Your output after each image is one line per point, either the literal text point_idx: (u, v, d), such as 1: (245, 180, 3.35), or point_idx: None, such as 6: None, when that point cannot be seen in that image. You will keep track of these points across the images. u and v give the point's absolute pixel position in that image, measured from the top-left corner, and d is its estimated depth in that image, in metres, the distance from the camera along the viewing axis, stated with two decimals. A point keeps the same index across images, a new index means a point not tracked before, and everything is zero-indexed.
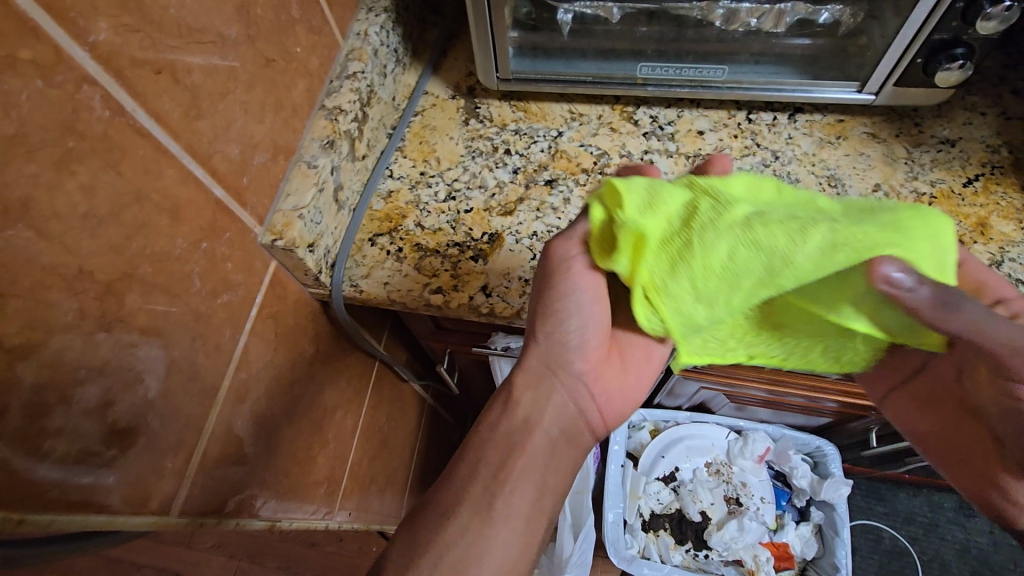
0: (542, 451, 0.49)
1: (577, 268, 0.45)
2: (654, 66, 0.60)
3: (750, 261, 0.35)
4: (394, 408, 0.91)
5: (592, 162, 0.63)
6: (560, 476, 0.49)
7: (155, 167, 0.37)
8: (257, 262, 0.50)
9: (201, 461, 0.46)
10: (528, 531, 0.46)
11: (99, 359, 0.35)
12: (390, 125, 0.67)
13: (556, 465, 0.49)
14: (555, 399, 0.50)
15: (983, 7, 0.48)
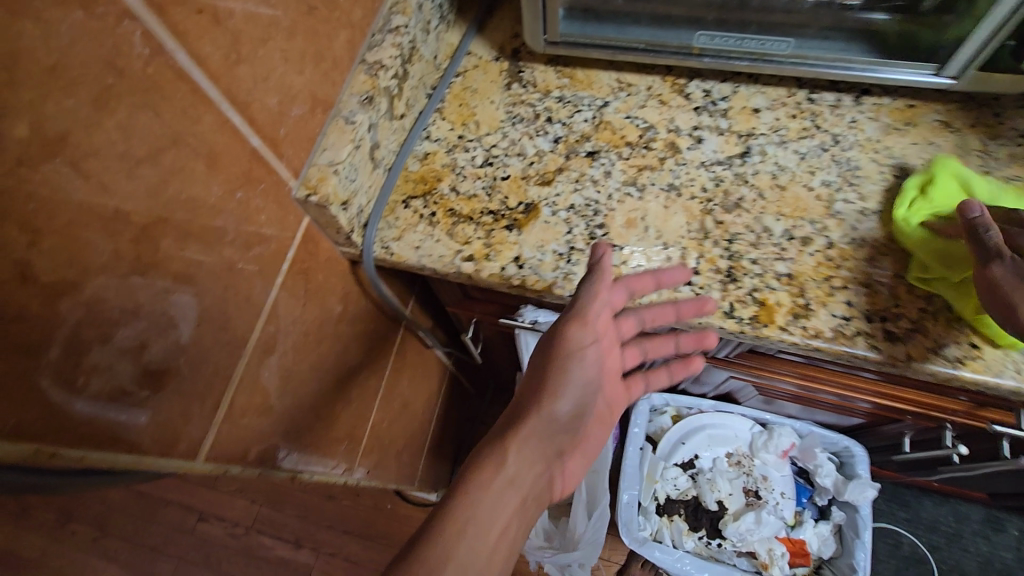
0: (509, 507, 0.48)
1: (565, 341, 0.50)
2: (714, 35, 0.56)
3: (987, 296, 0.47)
4: (416, 373, 0.91)
5: (637, 136, 0.60)
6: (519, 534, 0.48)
7: (193, 112, 0.37)
8: (290, 216, 0.49)
9: (228, 411, 0.47)
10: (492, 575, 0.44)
11: (134, 302, 0.35)
12: (431, 85, 0.65)
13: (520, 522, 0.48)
14: (532, 458, 0.51)
15: None
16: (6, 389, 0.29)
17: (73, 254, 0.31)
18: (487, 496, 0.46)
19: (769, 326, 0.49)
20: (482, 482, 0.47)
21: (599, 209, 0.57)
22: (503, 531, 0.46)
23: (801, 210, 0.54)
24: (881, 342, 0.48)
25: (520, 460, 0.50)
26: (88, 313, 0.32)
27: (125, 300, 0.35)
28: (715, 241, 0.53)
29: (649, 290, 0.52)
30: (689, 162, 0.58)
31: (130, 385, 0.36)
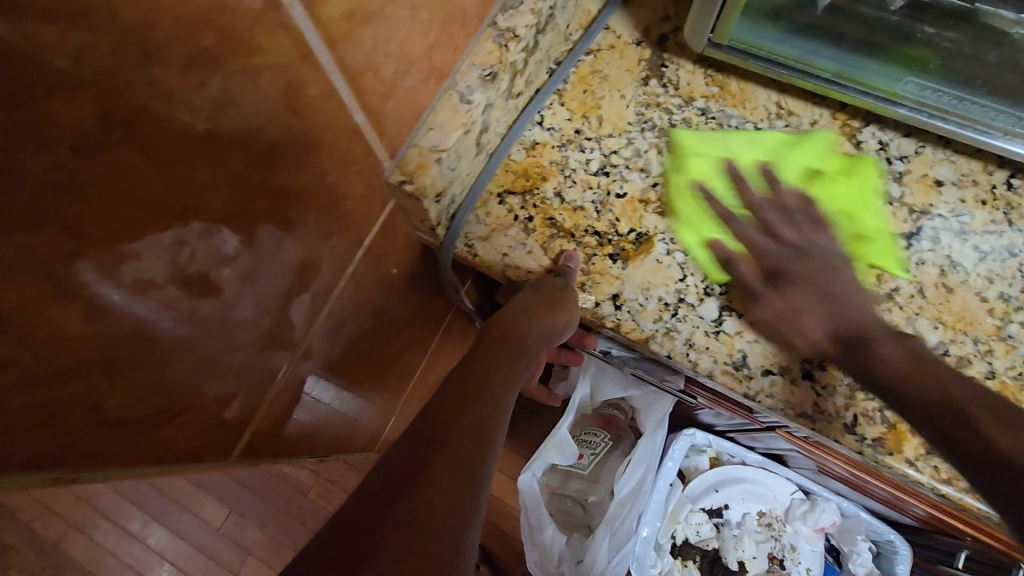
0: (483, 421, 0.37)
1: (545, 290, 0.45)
2: (927, 86, 0.45)
3: (871, 206, 0.49)
4: (456, 352, 0.86)
5: (786, 180, 0.50)
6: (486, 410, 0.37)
7: (298, 83, 0.29)
8: (376, 201, 0.43)
9: (270, 404, 0.42)
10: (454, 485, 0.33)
11: (193, 307, 0.29)
12: (555, 59, 0.55)
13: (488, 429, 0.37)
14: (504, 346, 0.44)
15: None
16: (29, 421, 0.23)
17: (135, 260, 0.24)
18: (458, 421, 0.36)
19: (894, 455, 0.43)
20: (440, 413, 0.36)
21: (722, 260, 0.48)
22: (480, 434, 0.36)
23: (965, 323, 0.45)
24: None
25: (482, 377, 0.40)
26: (138, 326, 0.26)
27: (186, 305, 0.29)
28: None
29: (762, 374, 0.45)
30: (842, 230, 0.49)
31: (174, 396, 0.31)
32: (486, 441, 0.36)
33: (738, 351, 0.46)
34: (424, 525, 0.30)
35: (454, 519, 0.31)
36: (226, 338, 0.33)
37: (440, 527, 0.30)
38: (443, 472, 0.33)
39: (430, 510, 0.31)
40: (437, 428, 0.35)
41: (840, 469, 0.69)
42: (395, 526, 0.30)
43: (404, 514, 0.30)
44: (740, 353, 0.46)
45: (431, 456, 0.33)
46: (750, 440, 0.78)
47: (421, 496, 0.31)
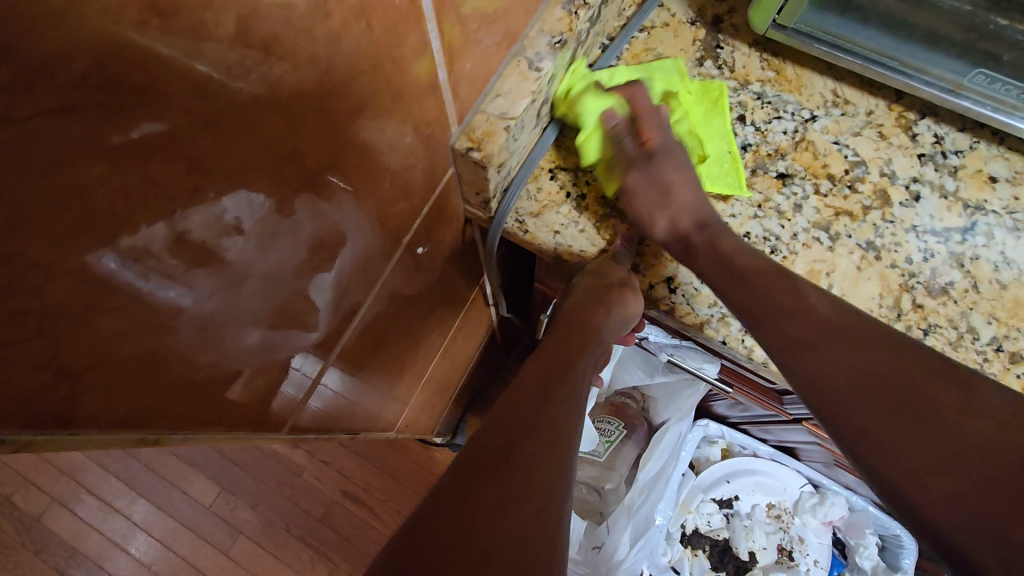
0: (557, 411, 0.36)
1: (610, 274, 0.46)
2: (995, 79, 0.45)
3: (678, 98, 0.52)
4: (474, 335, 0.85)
5: (842, 169, 0.50)
6: (562, 400, 0.37)
7: (402, 30, 0.27)
8: (438, 168, 0.40)
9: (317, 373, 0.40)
10: (526, 476, 0.30)
11: (274, 265, 0.27)
12: (609, 34, 0.53)
13: (560, 421, 0.35)
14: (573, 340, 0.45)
15: None
16: (122, 378, 0.21)
17: (240, 210, 0.23)
18: (541, 407, 0.35)
19: None
20: (522, 401, 0.36)
21: (778, 247, 0.48)
22: (562, 418, 0.36)
23: (1019, 318, 0.45)
24: None
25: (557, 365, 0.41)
26: (225, 285, 0.24)
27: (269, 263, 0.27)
28: (908, 327, 0.45)
29: None
30: (898, 222, 0.48)
31: (240, 360, 0.29)
32: (567, 431, 0.35)
33: None
34: (524, 505, 0.29)
35: (550, 501, 0.30)
36: (295, 301, 0.31)
37: (538, 507, 0.29)
38: (532, 453, 0.32)
39: (526, 488, 0.30)
40: (521, 414, 0.34)
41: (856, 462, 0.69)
42: (496, 503, 0.29)
43: (505, 491, 0.29)
44: None
45: (515, 437, 0.32)
46: (762, 432, 0.78)
47: (514, 474, 0.30)
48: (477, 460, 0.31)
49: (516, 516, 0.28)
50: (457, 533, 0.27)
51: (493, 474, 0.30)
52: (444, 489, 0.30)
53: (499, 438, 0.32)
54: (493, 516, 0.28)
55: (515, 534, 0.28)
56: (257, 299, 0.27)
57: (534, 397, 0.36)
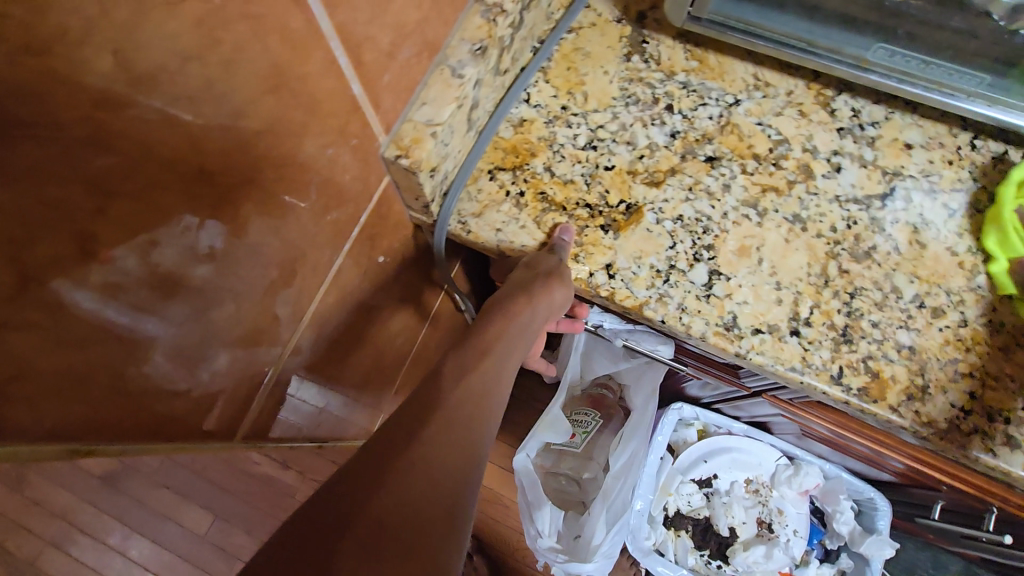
0: (479, 396, 0.35)
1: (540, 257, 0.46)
2: (895, 51, 0.48)
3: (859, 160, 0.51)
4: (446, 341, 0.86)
5: (767, 148, 0.52)
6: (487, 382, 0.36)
7: (304, 49, 0.29)
8: (372, 177, 0.42)
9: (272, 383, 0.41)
10: (434, 464, 0.31)
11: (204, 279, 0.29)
12: (538, 37, 0.56)
13: (483, 409, 0.35)
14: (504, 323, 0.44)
15: None
16: (47, 387, 0.23)
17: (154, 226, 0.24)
18: (456, 389, 0.34)
19: (878, 402, 0.44)
20: (438, 381, 0.35)
21: (710, 227, 0.50)
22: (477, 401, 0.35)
23: (939, 277, 0.47)
24: (999, 447, 0.43)
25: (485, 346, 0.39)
26: (150, 300, 0.26)
27: (198, 277, 0.28)
28: (835, 292, 0.47)
29: (752, 333, 0.47)
30: (821, 193, 0.51)
31: (178, 373, 0.31)
32: (482, 420, 0.35)
33: (728, 313, 0.47)
34: (425, 507, 0.29)
35: (452, 503, 0.30)
36: (231, 316, 0.33)
37: (440, 510, 0.30)
38: (440, 443, 0.32)
39: (427, 488, 0.30)
40: (436, 398, 0.34)
41: (823, 430, 0.71)
42: (398, 502, 0.28)
43: (408, 490, 0.29)
44: (730, 315, 0.47)
45: (424, 423, 0.32)
46: (735, 409, 0.80)
47: (416, 468, 0.30)
48: (380, 449, 0.30)
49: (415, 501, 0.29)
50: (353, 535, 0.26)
51: (397, 465, 0.30)
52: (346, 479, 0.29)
53: (406, 425, 0.32)
54: (393, 519, 0.28)
55: (409, 517, 0.28)
56: (188, 311, 0.29)
57: (452, 376, 0.35)
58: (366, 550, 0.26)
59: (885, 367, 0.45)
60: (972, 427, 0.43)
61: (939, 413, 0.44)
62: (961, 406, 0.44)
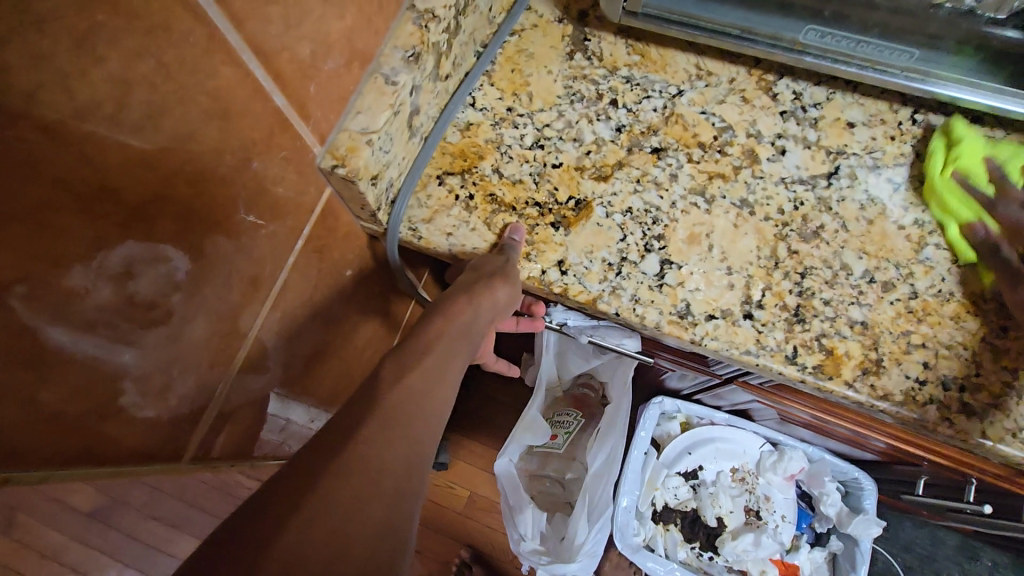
0: (413, 408, 0.35)
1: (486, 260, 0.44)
2: (824, 32, 0.48)
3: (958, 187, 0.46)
4: None
5: (711, 136, 0.53)
6: (421, 393, 0.36)
7: (206, 63, 0.29)
8: (310, 188, 0.42)
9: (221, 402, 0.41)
10: (355, 480, 0.30)
11: (124, 298, 0.29)
12: (480, 42, 0.56)
13: (418, 416, 0.35)
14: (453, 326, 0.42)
15: None
16: None
17: (51, 245, 0.24)
18: (397, 390, 0.35)
19: (834, 379, 0.44)
20: (378, 382, 0.35)
21: (659, 217, 0.50)
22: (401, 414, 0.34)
23: (887, 250, 0.48)
24: (956, 415, 0.43)
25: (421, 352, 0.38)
26: (57, 321, 0.26)
27: (115, 296, 0.28)
28: (785, 273, 0.48)
29: (705, 319, 0.47)
30: (767, 176, 0.51)
31: (108, 395, 0.30)
32: (425, 420, 0.35)
33: (681, 301, 0.47)
34: (359, 513, 0.29)
35: (390, 509, 0.31)
36: (161, 334, 0.33)
37: (376, 517, 0.30)
38: (377, 445, 0.32)
39: (354, 505, 0.29)
40: (375, 400, 0.34)
41: (804, 415, 0.71)
42: (331, 508, 0.28)
43: (342, 496, 0.29)
44: (684, 302, 0.47)
45: (361, 425, 0.32)
46: (716, 400, 0.79)
47: (351, 473, 0.30)
48: (316, 454, 0.31)
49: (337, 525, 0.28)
50: (283, 544, 0.26)
51: (331, 470, 0.30)
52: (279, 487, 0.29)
53: (343, 428, 0.32)
54: (325, 526, 0.28)
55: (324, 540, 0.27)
56: (110, 331, 0.29)
57: (392, 377, 0.35)
58: (297, 558, 0.26)
59: (840, 343, 0.45)
60: (930, 400, 0.43)
61: (896, 386, 0.44)
62: (917, 379, 0.44)
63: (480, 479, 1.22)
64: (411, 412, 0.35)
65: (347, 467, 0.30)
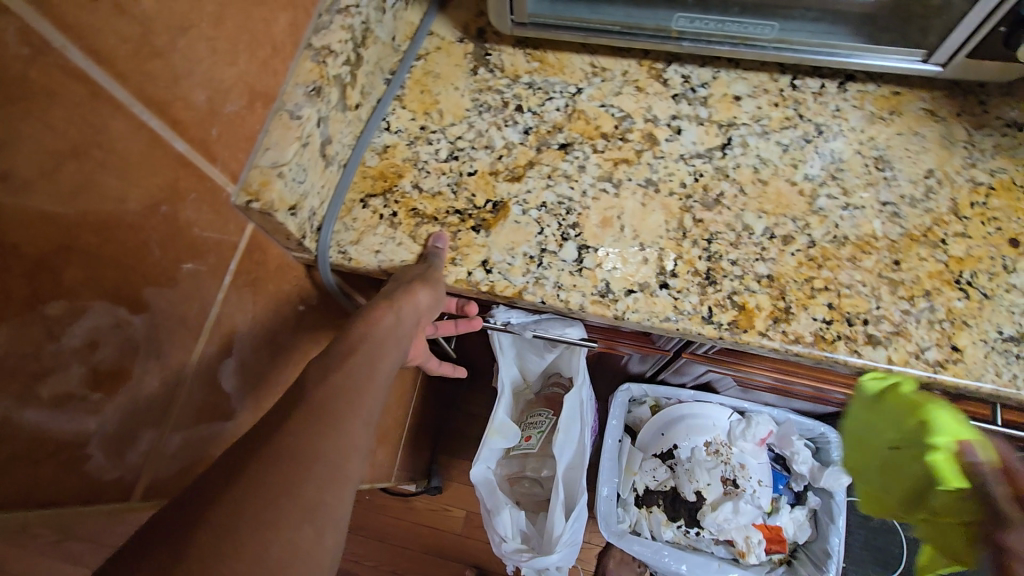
0: (339, 398, 0.36)
1: (404, 276, 0.48)
2: (693, 17, 0.52)
3: None
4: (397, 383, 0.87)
5: (613, 126, 0.56)
6: (351, 386, 0.37)
7: (96, 118, 0.32)
8: (230, 225, 0.45)
9: (183, 452, 0.45)
10: (280, 466, 0.31)
11: (76, 362, 0.33)
12: (389, 69, 0.59)
13: (345, 405, 0.36)
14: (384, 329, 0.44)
15: None
16: None
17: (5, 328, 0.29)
18: (322, 387, 0.36)
19: (748, 331, 0.47)
20: (305, 380, 0.37)
21: (572, 207, 0.53)
22: (331, 402, 0.35)
23: (783, 207, 0.51)
24: (863, 346, 0.46)
25: (348, 349, 0.39)
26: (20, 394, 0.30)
27: (72, 362, 0.33)
28: (694, 241, 0.51)
29: (625, 294, 0.49)
30: (667, 155, 0.54)
31: (61, 447, 0.33)
32: (358, 407, 0.36)
33: (601, 281, 0.50)
34: (285, 497, 0.31)
35: (318, 493, 0.32)
36: (113, 386, 0.36)
37: (303, 500, 0.31)
38: (304, 436, 0.33)
39: (277, 488, 0.31)
40: (302, 397, 0.35)
41: (763, 379, 0.71)
42: (256, 494, 0.30)
43: (268, 481, 0.31)
44: (604, 282, 0.50)
45: (289, 418, 0.34)
46: (679, 377, 0.80)
47: (276, 462, 0.31)
48: (243, 450, 0.32)
49: (259, 509, 0.30)
50: (206, 531, 0.28)
51: (256, 461, 0.31)
52: (209, 481, 0.31)
53: (271, 425, 0.34)
54: (248, 511, 0.29)
55: (248, 523, 0.29)
56: (68, 398, 0.33)
57: (317, 376, 0.37)
58: (219, 542, 0.28)
59: (751, 297, 0.48)
60: (840, 338, 0.46)
61: (807, 328, 0.47)
62: (826, 320, 0.47)
63: (473, 495, 1.22)
64: (340, 400, 0.36)
65: (271, 454, 0.32)
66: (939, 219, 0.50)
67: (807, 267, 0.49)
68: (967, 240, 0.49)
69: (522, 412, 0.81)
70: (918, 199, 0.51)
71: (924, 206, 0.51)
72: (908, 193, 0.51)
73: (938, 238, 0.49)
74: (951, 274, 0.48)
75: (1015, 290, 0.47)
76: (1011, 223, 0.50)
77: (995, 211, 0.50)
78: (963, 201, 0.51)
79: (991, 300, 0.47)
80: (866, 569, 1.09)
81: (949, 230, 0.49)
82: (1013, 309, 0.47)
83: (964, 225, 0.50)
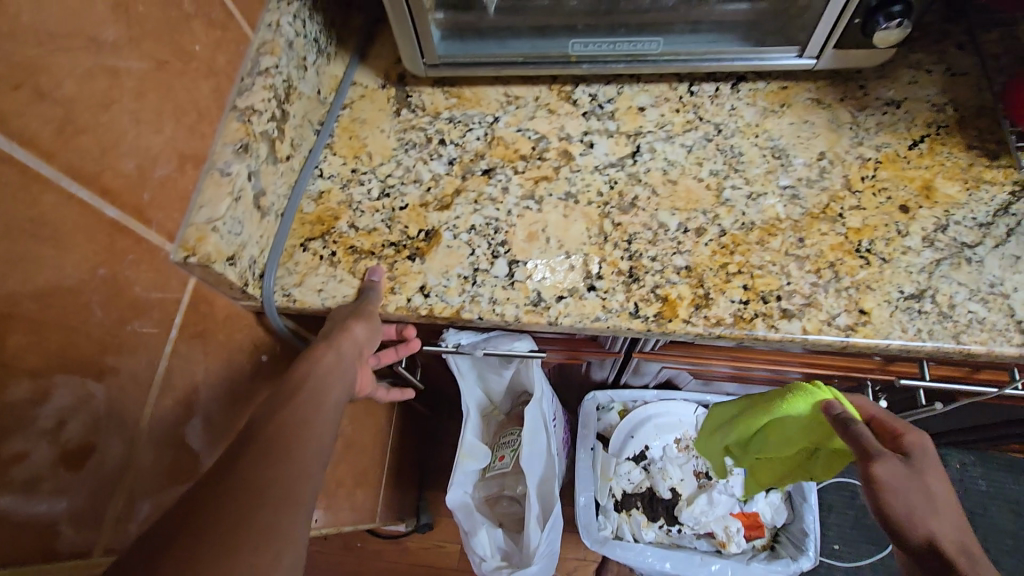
0: (286, 433, 0.38)
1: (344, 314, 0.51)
2: (586, 42, 0.57)
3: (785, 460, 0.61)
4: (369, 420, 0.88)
5: (530, 148, 0.60)
6: (296, 421, 0.40)
7: (26, 194, 0.35)
8: (172, 281, 0.47)
9: (150, 515, 0.46)
10: (235, 500, 0.33)
11: (22, 435, 0.35)
12: (318, 121, 0.63)
13: (291, 438, 0.38)
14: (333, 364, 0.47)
15: (878, 23, 0.51)
16: None
17: None
18: (271, 424, 0.39)
19: (673, 320, 0.50)
20: (252, 423, 0.39)
21: (500, 227, 0.56)
22: (277, 436, 0.38)
23: (693, 202, 0.55)
24: (779, 320, 0.49)
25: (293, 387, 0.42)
26: None
27: (35, 444, 0.36)
28: (615, 244, 0.54)
29: (556, 301, 0.52)
30: (583, 169, 0.58)
31: (18, 513, 0.35)
32: (305, 437, 0.39)
33: (532, 291, 0.53)
34: (242, 524, 0.32)
35: (275, 517, 0.34)
36: (65, 453, 0.38)
37: (261, 525, 0.33)
38: (256, 467, 0.35)
39: (233, 518, 0.33)
40: (252, 436, 0.38)
41: (721, 369, 0.73)
42: (214, 523, 0.32)
43: (224, 513, 0.33)
44: (535, 292, 0.53)
45: (238, 458, 0.36)
46: (641, 378, 0.82)
47: (230, 493, 0.34)
48: (198, 489, 0.34)
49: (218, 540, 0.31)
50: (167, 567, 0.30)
51: (211, 497, 0.33)
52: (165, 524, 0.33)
53: (223, 463, 0.36)
54: (207, 540, 0.31)
55: (209, 554, 0.31)
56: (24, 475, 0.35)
57: (265, 415, 0.40)
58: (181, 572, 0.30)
59: (672, 289, 0.51)
60: (758, 314, 0.49)
61: (728, 309, 0.50)
62: (743, 300, 0.50)
63: None
64: (286, 433, 0.38)
65: (225, 489, 0.34)
66: (835, 195, 0.54)
67: (720, 253, 0.52)
68: (862, 211, 0.53)
69: (495, 433, 0.83)
70: (814, 180, 0.55)
71: (820, 185, 0.55)
72: (804, 175, 0.55)
73: (835, 213, 0.53)
74: (851, 244, 0.52)
75: (911, 252, 0.51)
76: (899, 191, 0.54)
77: (884, 181, 0.54)
78: (854, 176, 0.55)
79: (890, 263, 0.50)
80: (860, 549, 1.09)
81: (845, 205, 0.53)
82: (910, 269, 0.50)
83: (858, 198, 0.54)
